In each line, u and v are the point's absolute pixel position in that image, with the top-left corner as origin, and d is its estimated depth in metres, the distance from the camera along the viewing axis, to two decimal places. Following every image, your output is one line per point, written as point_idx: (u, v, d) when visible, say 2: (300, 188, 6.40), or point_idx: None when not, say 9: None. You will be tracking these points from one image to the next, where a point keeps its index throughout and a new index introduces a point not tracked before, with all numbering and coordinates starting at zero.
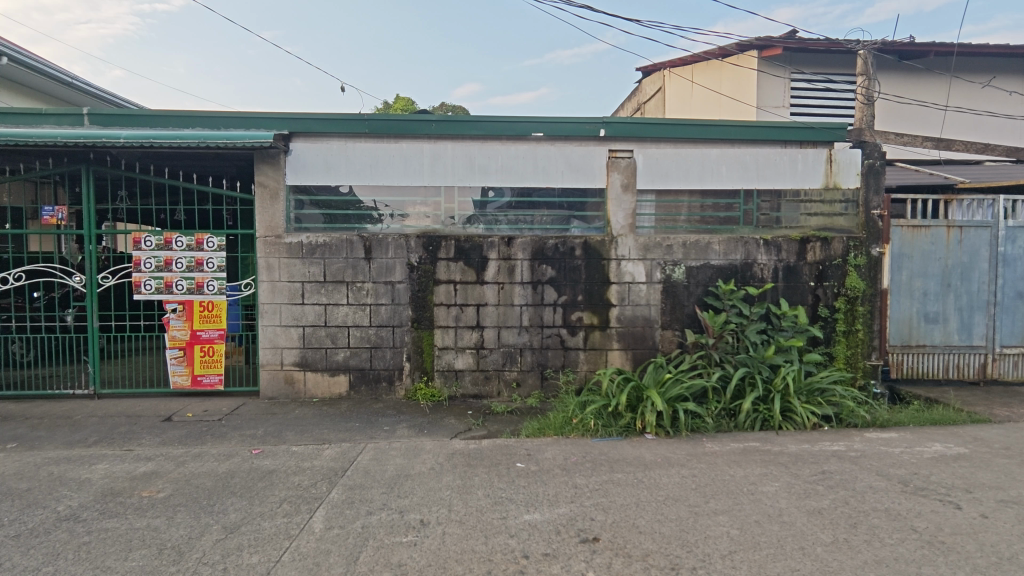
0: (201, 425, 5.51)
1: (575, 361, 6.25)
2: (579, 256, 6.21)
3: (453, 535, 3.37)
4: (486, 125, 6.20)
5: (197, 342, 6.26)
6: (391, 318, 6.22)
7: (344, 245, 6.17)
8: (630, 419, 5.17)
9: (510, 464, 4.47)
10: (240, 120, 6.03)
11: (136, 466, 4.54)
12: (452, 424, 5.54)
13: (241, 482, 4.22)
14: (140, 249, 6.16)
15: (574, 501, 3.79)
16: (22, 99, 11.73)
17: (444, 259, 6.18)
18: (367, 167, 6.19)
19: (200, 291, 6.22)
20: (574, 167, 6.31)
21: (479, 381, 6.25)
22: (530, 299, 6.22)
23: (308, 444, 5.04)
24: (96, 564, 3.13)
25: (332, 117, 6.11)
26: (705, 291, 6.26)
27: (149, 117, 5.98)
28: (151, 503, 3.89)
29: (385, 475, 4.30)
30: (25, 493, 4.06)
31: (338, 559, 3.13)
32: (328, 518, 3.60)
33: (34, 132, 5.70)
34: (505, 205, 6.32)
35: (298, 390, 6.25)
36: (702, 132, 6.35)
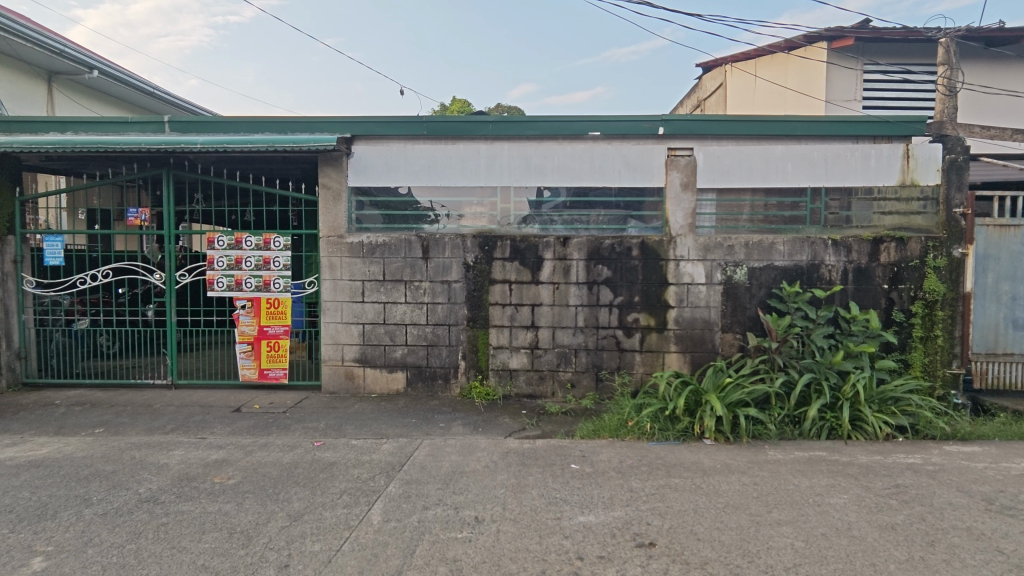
0: (267, 417, 5.77)
1: (631, 363, 6.16)
2: (636, 256, 6.12)
3: (508, 533, 3.38)
4: (542, 124, 6.18)
5: (264, 337, 6.55)
6: (447, 316, 6.32)
7: (402, 245, 6.31)
8: (688, 423, 5.03)
9: (565, 465, 4.45)
10: (305, 124, 6.24)
11: (209, 454, 4.80)
12: (506, 423, 5.57)
13: (304, 472, 4.39)
14: (214, 249, 6.52)
15: (630, 504, 3.74)
16: (109, 108, 12.67)
17: (500, 259, 6.22)
18: (425, 168, 6.31)
19: (267, 288, 6.52)
20: (632, 166, 6.22)
21: (533, 381, 6.26)
22: (586, 299, 6.18)
23: (368, 438, 5.18)
24: (173, 544, 3.33)
25: (391, 119, 6.24)
26: (768, 293, 6.04)
27: (223, 124, 6.30)
28: (222, 489, 4.10)
29: (440, 471, 4.37)
30: (112, 475, 4.38)
31: (395, 552, 3.20)
32: (386, 511, 3.69)
33: (121, 138, 6.11)
34: (561, 205, 6.30)
35: (358, 386, 6.44)
36: (767, 128, 6.10)
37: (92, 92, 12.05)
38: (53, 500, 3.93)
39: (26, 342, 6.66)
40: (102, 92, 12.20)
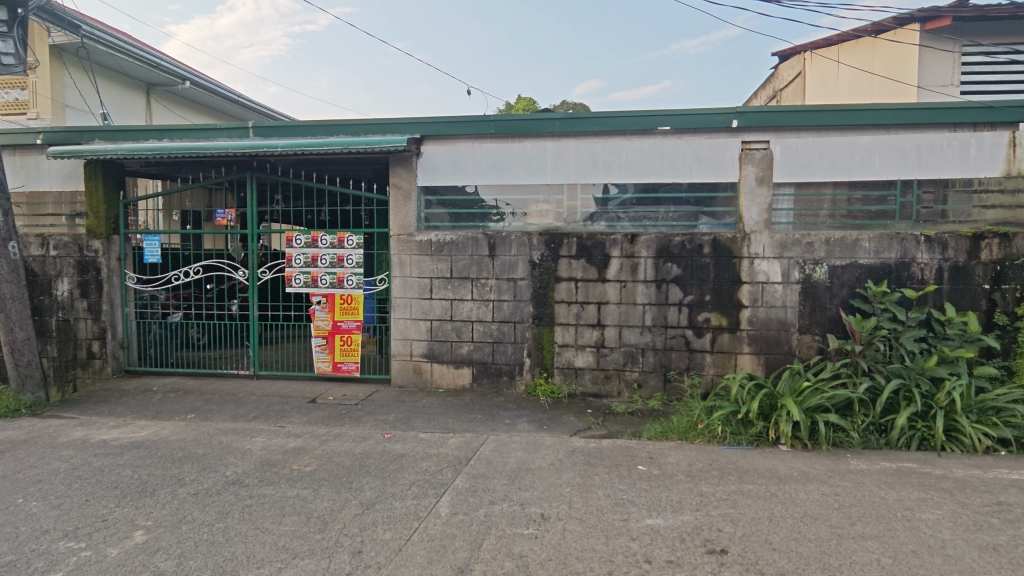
0: (341, 408, 6.01)
1: (701, 364, 5.98)
2: (708, 254, 5.93)
3: (574, 532, 3.37)
4: (610, 120, 6.09)
5: (337, 331, 6.83)
6: (513, 313, 6.35)
7: (469, 243, 6.40)
8: (762, 427, 4.82)
9: (631, 466, 4.38)
10: (377, 126, 6.45)
11: (288, 442, 5.06)
12: (572, 421, 5.55)
13: (376, 463, 4.55)
14: (293, 247, 6.86)
15: (700, 509, 3.63)
16: (199, 116, 13.57)
17: (566, 256, 6.19)
18: (492, 167, 6.37)
19: (341, 285, 6.79)
20: (703, 160, 6.03)
21: (599, 380, 6.20)
22: (654, 298, 6.05)
23: (435, 431, 5.30)
24: (256, 525, 3.53)
25: (460, 119, 6.33)
26: (851, 292, 5.70)
27: (301, 127, 6.59)
28: (300, 475, 4.31)
29: (506, 467, 4.41)
30: (202, 458, 4.70)
31: (463, 544, 3.26)
32: (453, 504, 3.76)
33: (210, 144, 6.52)
34: (628, 201, 6.19)
35: (426, 380, 6.59)
36: (852, 117, 5.74)
37: (186, 103, 13.00)
38: (151, 479, 4.27)
39: (128, 333, 7.22)
40: (195, 102, 13.14)
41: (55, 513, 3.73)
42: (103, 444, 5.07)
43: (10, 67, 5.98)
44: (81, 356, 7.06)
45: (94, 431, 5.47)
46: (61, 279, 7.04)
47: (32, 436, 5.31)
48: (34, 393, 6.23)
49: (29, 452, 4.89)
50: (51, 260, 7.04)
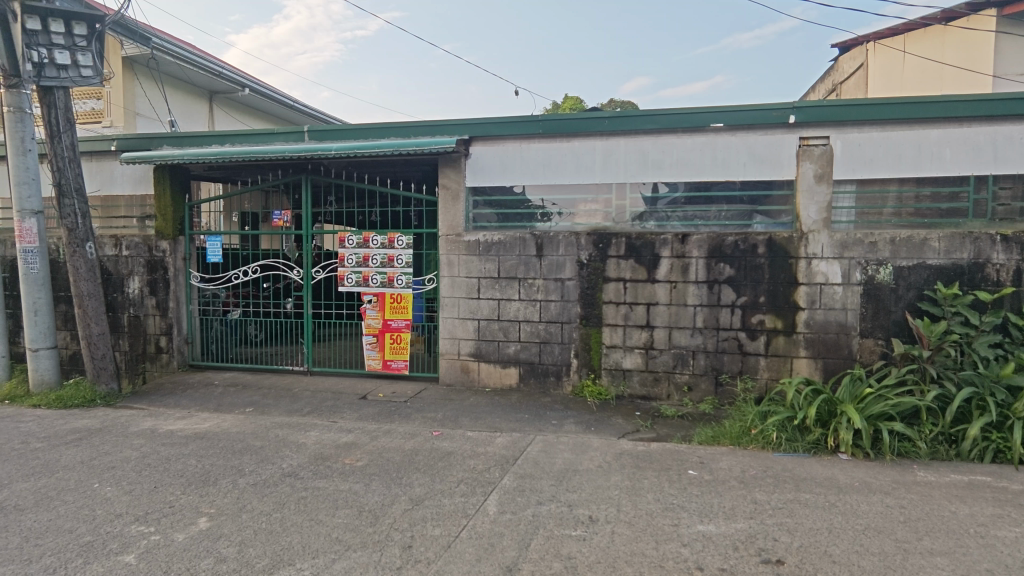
0: (390, 405, 6.14)
1: (755, 367, 5.80)
2: (762, 254, 5.75)
3: (623, 535, 3.33)
4: (661, 118, 5.98)
5: (387, 330, 6.97)
6: (560, 314, 6.33)
7: (517, 243, 6.41)
8: (820, 434, 4.64)
9: (682, 470, 4.29)
10: (426, 128, 6.53)
11: (340, 437, 5.21)
12: (620, 423, 5.49)
13: (425, 460, 4.62)
14: (345, 247, 7.04)
15: (754, 517, 3.52)
16: (257, 122, 14.11)
17: (615, 256, 6.13)
18: (540, 167, 6.37)
19: (391, 284, 6.92)
20: (758, 158, 5.85)
21: (647, 382, 6.10)
22: (706, 299, 5.91)
23: (483, 430, 5.34)
24: (312, 516, 3.64)
25: (508, 119, 6.35)
26: (918, 294, 5.42)
27: (353, 130, 6.75)
28: (352, 469, 4.43)
29: (553, 467, 4.40)
30: (260, 450, 4.89)
31: (511, 543, 3.27)
32: (501, 503, 3.78)
33: (268, 149, 6.76)
34: (677, 200, 6.07)
35: (473, 379, 6.65)
36: (920, 110, 5.45)
37: (245, 109, 13.55)
38: (213, 469, 4.47)
39: (192, 329, 7.59)
40: (255, 108, 13.70)
41: (127, 498, 3.96)
42: (170, 435, 5.34)
43: (88, 78, 6.34)
44: (149, 350, 7.46)
45: (161, 421, 5.78)
46: (133, 278, 7.45)
47: (106, 425, 5.65)
48: (107, 384, 6.62)
49: (104, 440, 5.21)
50: (123, 259, 7.45)
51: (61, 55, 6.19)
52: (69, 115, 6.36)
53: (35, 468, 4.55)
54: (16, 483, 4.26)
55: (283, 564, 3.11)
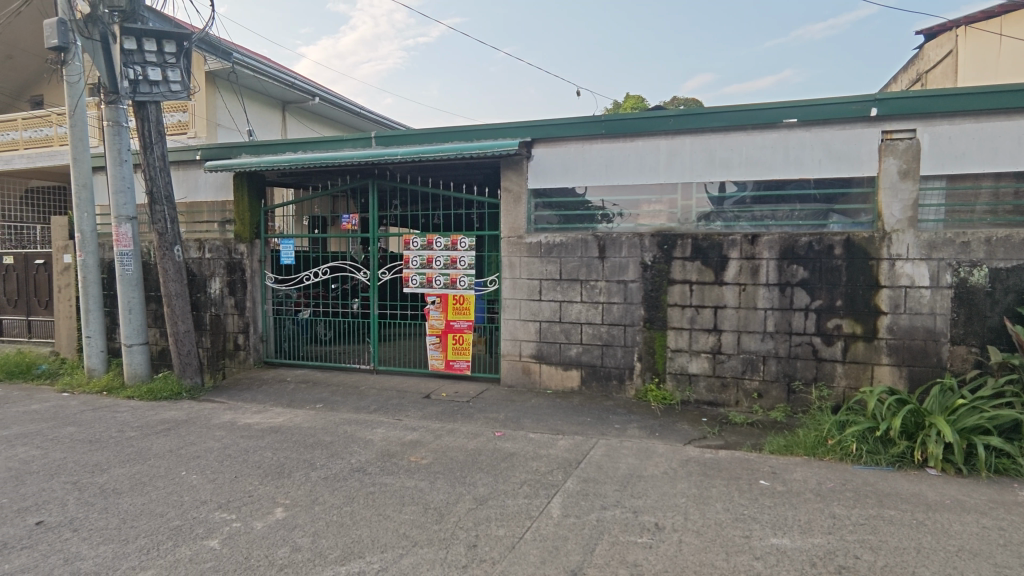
0: (453, 405, 6.24)
1: (831, 374, 5.52)
2: (839, 255, 5.46)
3: (691, 545, 3.24)
4: (729, 115, 5.79)
5: (450, 330, 7.08)
6: (623, 316, 6.24)
7: (579, 244, 6.37)
8: (905, 447, 4.36)
9: (753, 480, 4.12)
10: (489, 131, 6.59)
11: (405, 434, 5.33)
12: (685, 429, 5.34)
13: (488, 460, 4.66)
14: (410, 249, 7.20)
15: (833, 532, 3.34)
16: (326, 129, 14.69)
17: (680, 258, 5.99)
18: (603, 168, 6.30)
19: (454, 286, 7.02)
20: (835, 154, 5.56)
21: (714, 388, 5.92)
22: (777, 302, 5.67)
23: (545, 432, 5.34)
24: (380, 511, 3.75)
25: (571, 120, 6.32)
26: (1018, 298, 5.02)
27: (418, 135, 6.90)
28: (417, 467, 4.53)
29: (617, 472, 4.33)
30: (330, 444, 5.08)
31: (576, 547, 3.25)
32: (565, 506, 3.76)
33: (337, 155, 7.02)
34: (746, 200, 5.86)
35: (534, 380, 6.66)
36: (1019, 99, 5.04)
37: (315, 118, 14.14)
38: (288, 461, 4.68)
39: (266, 328, 7.99)
40: (324, 117, 14.27)
41: (211, 486, 4.21)
42: (248, 428, 5.63)
43: (176, 92, 6.76)
44: (228, 347, 7.91)
45: (240, 415, 6.11)
46: (214, 278, 7.92)
47: (191, 417, 6.03)
48: (192, 378, 7.07)
49: (190, 430, 5.56)
50: (206, 261, 7.94)
51: (154, 72, 6.66)
52: (160, 127, 6.84)
53: (130, 455, 4.91)
54: (114, 468, 4.62)
55: (354, 556, 3.21)
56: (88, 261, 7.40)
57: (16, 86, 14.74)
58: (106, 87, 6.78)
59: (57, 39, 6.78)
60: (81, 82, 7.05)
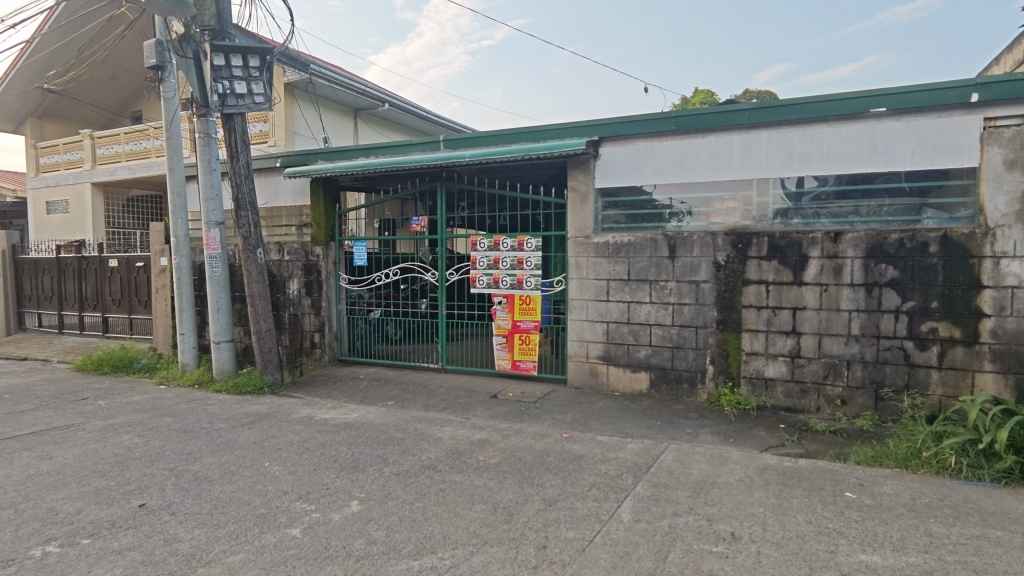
0: (520, 405, 6.26)
1: (925, 382, 5.13)
2: (935, 253, 5.07)
3: (771, 557, 3.10)
4: (809, 106, 5.51)
5: (517, 331, 7.11)
6: (694, 318, 6.06)
7: (648, 244, 6.24)
8: (1013, 463, 4.00)
9: (837, 492, 3.90)
10: (556, 131, 6.56)
11: (474, 433, 5.40)
12: (762, 436, 5.12)
13: (556, 461, 4.65)
14: (477, 250, 7.28)
15: (930, 552, 3.10)
16: (396, 134, 15.13)
17: (756, 257, 5.75)
18: (673, 165, 6.14)
19: (521, 286, 7.04)
20: (930, 144, 5.17)
21: (793, 394, 5.65)
22: (864, 304, 5.33)
23: (613, 435, 5.27)
24: (450, 508, 3.82)
25: (639, 118, 6.20)
26: None
27: (485, 137, 6.97)
28: (486, 466, 4.58)
29: (689, 478, 4.22)
30: (401, 441, 5.22)
31: (647, 554, 3.18)
32: (636, 511, 3.69)
33: (407, 159, 7.21)
34: (828, 195, 5.55)
35: (602, 382, 6.58)
36: None
37: (385, 124, 14.59)
38: (362, 456, 4.85)
39: (341, 327, 8.33)
40: (394, 122, 14.69)
41: (292, 477, 4.42)
42: (324, 423, 5.88)
43: (259, 103, 7.12)
44: (306, 345, 8.29)
45: (316, 410, 6.39)
46: (293, 279, 8.31)
47: (273, 411, 6.37)
48: (273, 374, 7.47)
49: (272, 424, 5.88)
50: (285, 263, 8.34)
51: (239, 85, 7.05)
52: (244, 137, 7.25)
53: (220, 445, 5.25)
54: (205, 457, 4.95)
55: (426, 551, 3.29)
56: (182, 264, 7.97)
57: (120, 104, 15.99)
58: (198, 101, 7.27)
59: (156, 59, 7.35)
60: (176, 98, 7.60)
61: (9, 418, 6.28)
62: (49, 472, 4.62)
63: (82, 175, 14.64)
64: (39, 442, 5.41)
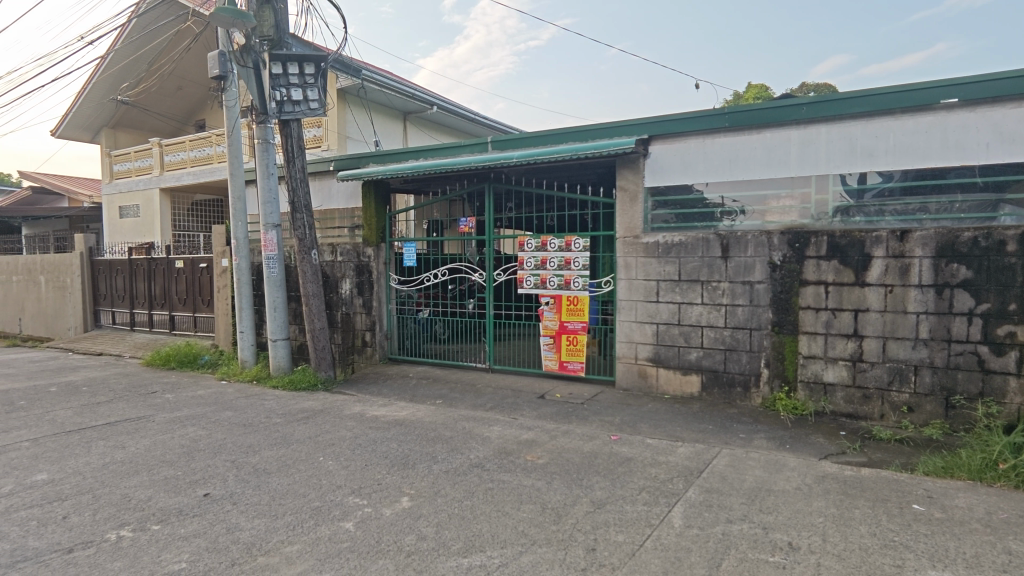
0: (568, 406, 6.23)
1: (1002, 389, 4.81)
2: (1013, 252, 4.76)
3: (832, 569, 2.97)
4: (873, 99, 5.26)
5: (564, 332, 7.08)
6: (748, 319, 5.88)
7: (700, 244, 6.10)
8: None
9: (904, 504, 3.70)
10: (604, 130, 6.49)
11: (521, 433, 5.41)
12: (821, 443, 4.92)
13: (604, 463, 4.61)
14: (525, 251, 7.30)
15: (1009, 572, 2.90)
16: (444, 136, 15.32)
17: (815, 257, 5.53)
18: (726, 163, 5.98)
19: (568, 287, 7.01)
20: (1008, 136, 4.85)
21: (855, 400, 5.41)
22: (933, 306, 5.05)
23: (663, 438, 5.17)
24: (499, 508, 3.83)
25: (690, 115, 6.07)
26: None
27: (532, 138, 6.96)
28: (534, 466, 4.58)
29: (743, 484, 4.09)
30: (450, 440, 5.28)
31: (700, 560, 3.11)
32: (687, 517, 3.61)
33: (456, 161, 7.29)
34: (893, 191, 5.30)
35: (651, 384, 6.47)
36: None
37: (434, 126, 14.80)
38: (411, 453, 4.94)
39: (391, 326, 8.52)
40: (441, 124, 14.87)
41: (345, 472, 4.54)
42: (376, 420, 6.02)
43: (314, 109, 7.36)
44: (357, 343, 8.51)
45: (368, 407, 6.55)
46: (345, 280, 8.54)
47: (326, 407, 6.56)
48: (326, 371, 7.71)
49: (325, 420, 6.06)
50: (338, 264, 8.58)
51: (296, 93, 7.30)
52: (300, 142, 7.50)
53: (277, 439, 5.45)
54: (264, 450, 5.14)
55: (475, 549, 3.32)
56: (242, 265, 8.31)
57: (185, 113, 16.89)
58: (257, 109, 7.57)
59: (218, 69, 7.70)
60: (236, 106, 7.94)
61: (87, 409, 6.72)
62: (122, 461, 4.91)
63: (151, 181, 15.50)
64: (114, 432, 5.76)
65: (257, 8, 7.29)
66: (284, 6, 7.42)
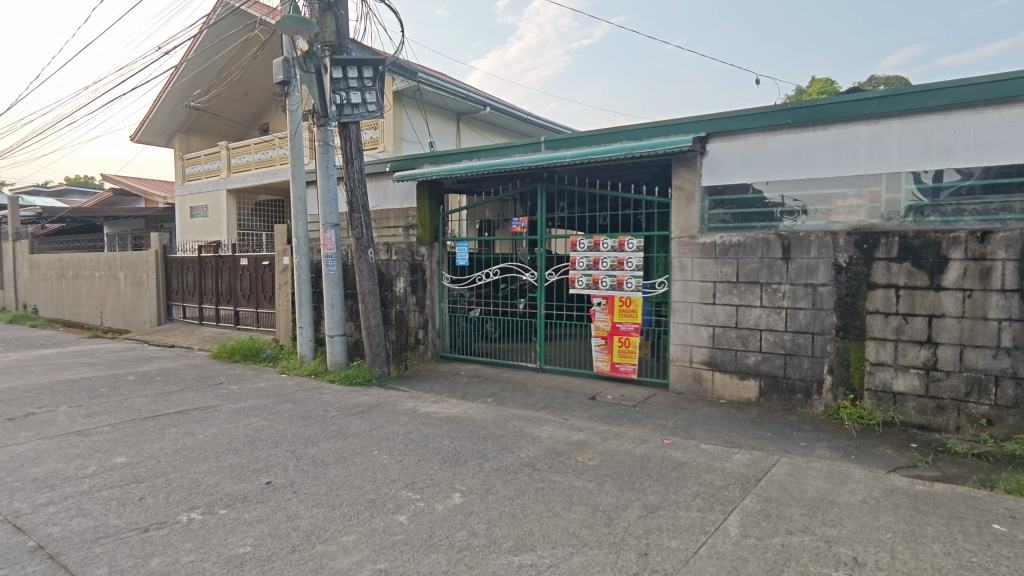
0: (619, 408, 6.16)
1: None
2: None
3: None
4: (951, 91, 4.96)
5: (616, 333, 7.00)
6: (811, 323, 5.65)
7: (759, 244, 5.91)
8: None
9: (982, 523, 3.47)
10: (660, 128, 6.37)
11: (572, 434, 5.39)
12: (889, 455, 4.67)
13: (657, 467, 4.53)
14: (577, 251, 7.27)
15: None
16: (496, 137, 15.42)
17: (884, 259, 5.26)
18: (789, 160, 5.76)
19: (621, 287, 6.93)
20: None
21: (927, 411, 5.11)
22: (1017, 312, 4.71)
23: (718, 444, 5.04)
24: (550, 508, 3.83)
25: (751, 112, 5.88)
26: None
27: (586, 137, 6.91)
28: (585, 467, 4.55)
29: (804, 495, 3.93)
30: (500, 438, 5.32)
31: (757, 571, 3.02)
32: (744, 525, 3.51)
33: (509, 161, 7.32)
34: (972, 190, 4.97)
35: (706, 389, 6.32)
36: None
37: (486, 127, 14.93)
38: (463, 450, 5.00)
39: (443, 324, 8.66)
40: (494, 125, 14.97)
41: (399, 466, 4.65)
42: (428, 416, 6.13)
43: (372, 112, 7.56)
44: (411, 341, 8.69)
45: (420, 403, 6.68)
46: (399, 278, 8.73)
47: (381, 403, 6.73)
48: (381, 367, 7.90)
49: (380, 414, 6.21)
50: (393, 262, 8.78)
51: (355, 96, 7.52)
52: (358, 144, 7.71)
53: (334, 431, 5.63)
54: (322, 442, 5.32)
55: (526, 548, 3.33)
56: (302, 263, 8.62)
57: (250, 117, 17.71)
58: (318, 113, 7.84)
59: (282, 75, 8.01)
60: (298, 110, 8.24)
61: (161, 397, 7.13)
62: (192, 447, 5.19)
63: (219, 182, 16.30)
64: (184, 420, 6.09)
65: (319, 14, 7.53)
66: (344, 12, 7.65)
